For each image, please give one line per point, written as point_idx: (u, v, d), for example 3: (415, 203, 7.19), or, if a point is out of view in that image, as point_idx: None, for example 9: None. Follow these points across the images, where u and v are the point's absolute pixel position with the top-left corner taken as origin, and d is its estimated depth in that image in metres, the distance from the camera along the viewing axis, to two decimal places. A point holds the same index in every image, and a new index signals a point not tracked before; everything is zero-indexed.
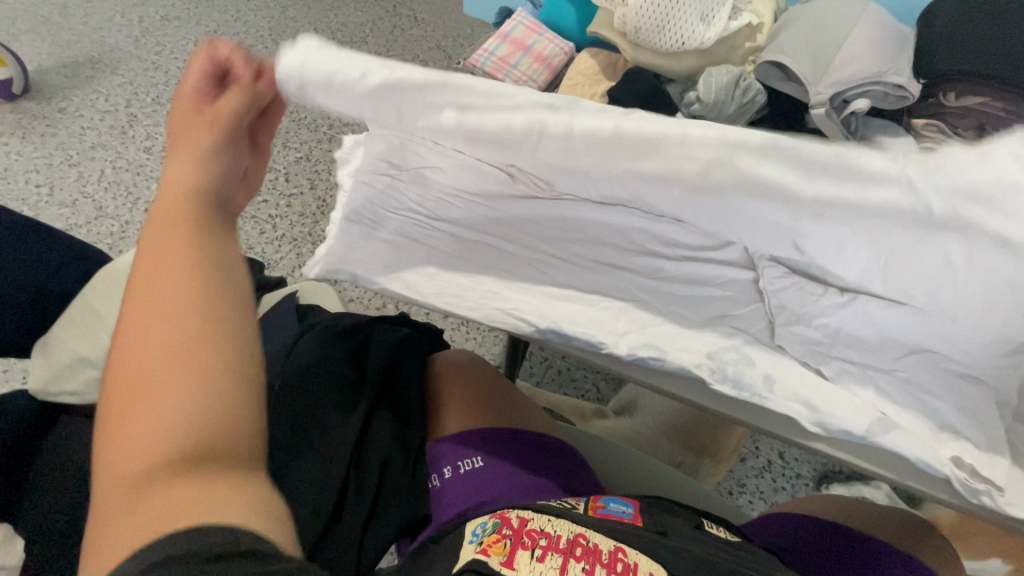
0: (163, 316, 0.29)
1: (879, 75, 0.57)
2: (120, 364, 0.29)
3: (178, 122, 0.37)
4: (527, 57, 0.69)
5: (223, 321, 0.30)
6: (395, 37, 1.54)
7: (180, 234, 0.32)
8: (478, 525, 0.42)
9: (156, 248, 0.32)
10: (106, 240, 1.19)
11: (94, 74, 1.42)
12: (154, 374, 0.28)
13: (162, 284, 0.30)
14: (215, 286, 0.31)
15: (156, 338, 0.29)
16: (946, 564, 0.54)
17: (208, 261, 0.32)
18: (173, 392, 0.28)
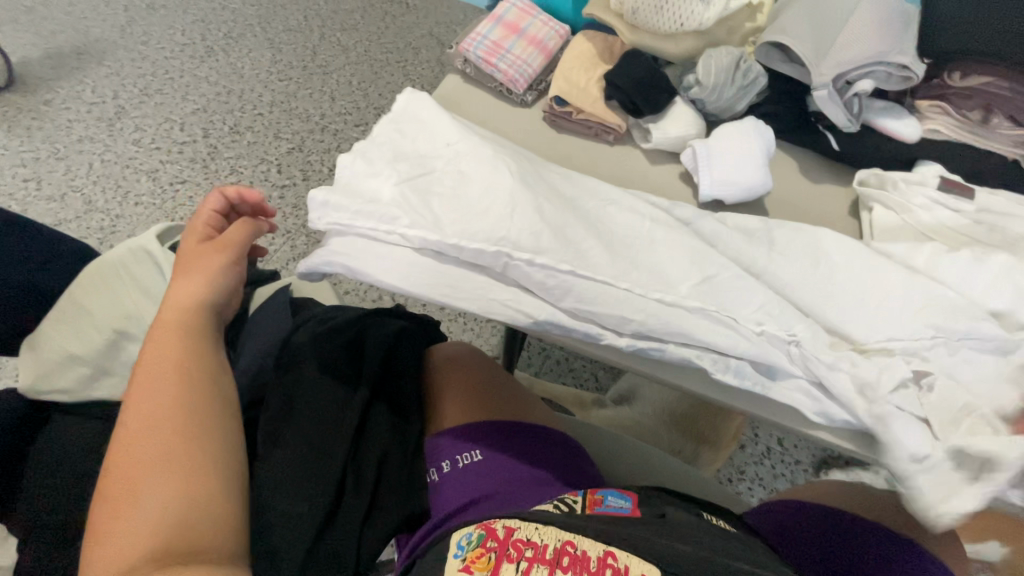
0: (142, 427, 0.39)
1: (882, 56, 0.55)
2: (116, 464, 0.38)
3: (189, 260, 0.48)
4: (520, 40, 0.67)
5: (210, 426, 0.41)
6: (387, 24, 1.51)
7: (177, 346, 0.43)
8: (462, 534, 0.42)
9: (156, 369, 0.42)
10: (96, 234, 1.17)
11: (80, 65, 1.39)
12: (139, 475, 0.37)
13: (140, 401, 0.41)
14: (192, 399, 0.41)
15: (144, 447, 0.38)
16: (948, 549, 0.54)
17: (194, 372, 0.43)
18: (150, 486, 0.37)
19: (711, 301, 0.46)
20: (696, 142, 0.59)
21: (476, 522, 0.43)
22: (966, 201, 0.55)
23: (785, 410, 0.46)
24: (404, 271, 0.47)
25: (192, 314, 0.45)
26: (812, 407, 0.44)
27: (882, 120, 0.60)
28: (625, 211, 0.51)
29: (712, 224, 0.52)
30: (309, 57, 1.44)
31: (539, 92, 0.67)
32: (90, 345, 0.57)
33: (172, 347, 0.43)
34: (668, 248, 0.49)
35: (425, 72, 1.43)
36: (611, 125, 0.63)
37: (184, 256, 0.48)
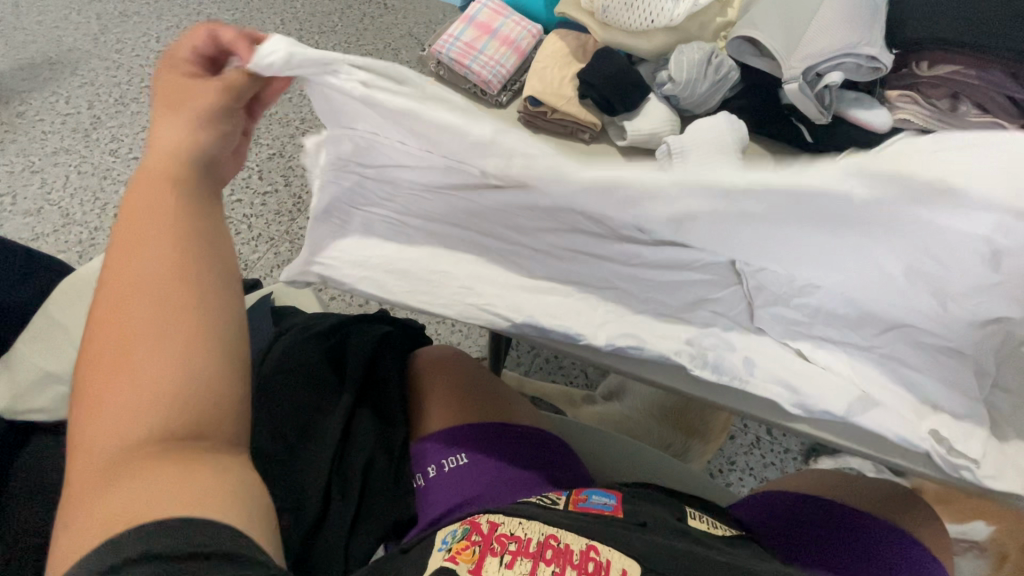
0: (129, 299, 0.34)
1: (850, 48, 0.55)
2: (105, 326, 0.34)
3: (173, 96, 0.39)
4: (493, 41, 0.67)
5: (208, 298, 0.36)
6: (365, 26, 1.49)
7: (161, 206, 0.37)
8: (448, 532, 0.42)
9: (143, 233, 0.36)
10: (76, 247, 1.16)
11: (53, 76, 1.36)
12: (138, 347, 0.33)
13: (130, 265, 0.35)
14: (190, 269, 0.36)
15: (134, 316, 0.34)
16: (931, 531, 0.55)
17: (187, 239, 0.37)
18: (148, 360, 0.33)
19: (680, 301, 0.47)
20: (671, 138, 0.59)
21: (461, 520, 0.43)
22: None
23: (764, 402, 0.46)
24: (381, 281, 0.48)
25: (174, 167, 0.38)
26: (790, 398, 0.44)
27: (853, 111, 0.60)
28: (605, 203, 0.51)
29: None
30: None
31: (514, 92, 0.67)
32: (67, 361, 0.57)
33: (156, 206, 0.37)
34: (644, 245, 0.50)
35: (405, 73, 1.42)
36: (586, 124, 0.63)
37: (166, 89, 0.39)
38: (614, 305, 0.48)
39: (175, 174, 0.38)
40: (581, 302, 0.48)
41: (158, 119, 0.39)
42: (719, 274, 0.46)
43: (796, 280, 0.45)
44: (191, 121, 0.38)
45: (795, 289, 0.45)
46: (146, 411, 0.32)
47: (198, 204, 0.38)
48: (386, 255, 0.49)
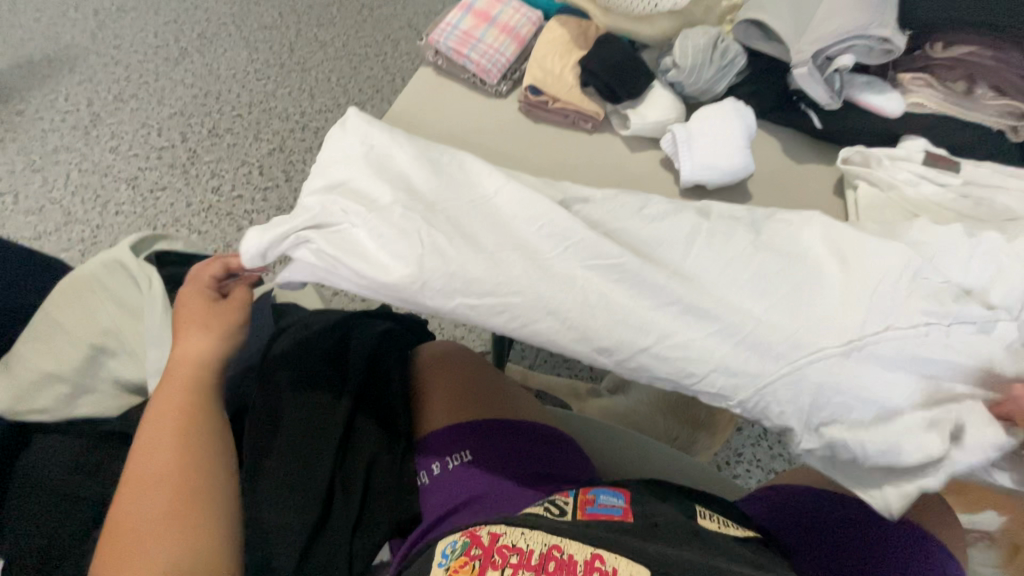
0: (157, 465, 0.44)
1: (862, 30, 0.54)
2: (126, 496, 0.43)
3: (184, 318, 0.49)
4: (492, 29, 0.66)
5: (216, 472, 0.45)
6: (364, 16, 1.48)
7: (176, 416, 0.46)
8: (447, 543, 0.41)
9: (155, 437, 0.45)
10: (78, 246, 1.15)
11: (51, 74, 1.35)
12: (137, 524, 0.41)
13: (141, 458, 0.44)
14: (195, 438, 0.45)
15: (147, 542, 0.41)
16: (945, 525, 0.54)
17: (191, 455, 0.45)
18: (157, 532, 0.41)
19: None
20: (676, 127, 0.58)
21: (460, 530, 0.42)
22: (951, 175, 0.55)
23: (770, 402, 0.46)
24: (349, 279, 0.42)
25: (193, 372, 0.48)
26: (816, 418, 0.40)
27: (865, 96, 0.58)
28: (605, 205, 0.47)
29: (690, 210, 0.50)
30: (286, 54, 1.41)
31: (514, 82, 0.65)
32: (68, 363, 0.56)
33: (178, 400, 0.46)
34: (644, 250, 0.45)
35: (405, 64, 1.40)
36: (588, 113, 0.62)
37: (184, 313, 0.49)
38: None
39: (181, 410, 0.46)
40: None
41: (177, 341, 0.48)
42: None
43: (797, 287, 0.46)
44: (205, 332, 0.48)
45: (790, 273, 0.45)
46: None
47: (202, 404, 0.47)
48: None
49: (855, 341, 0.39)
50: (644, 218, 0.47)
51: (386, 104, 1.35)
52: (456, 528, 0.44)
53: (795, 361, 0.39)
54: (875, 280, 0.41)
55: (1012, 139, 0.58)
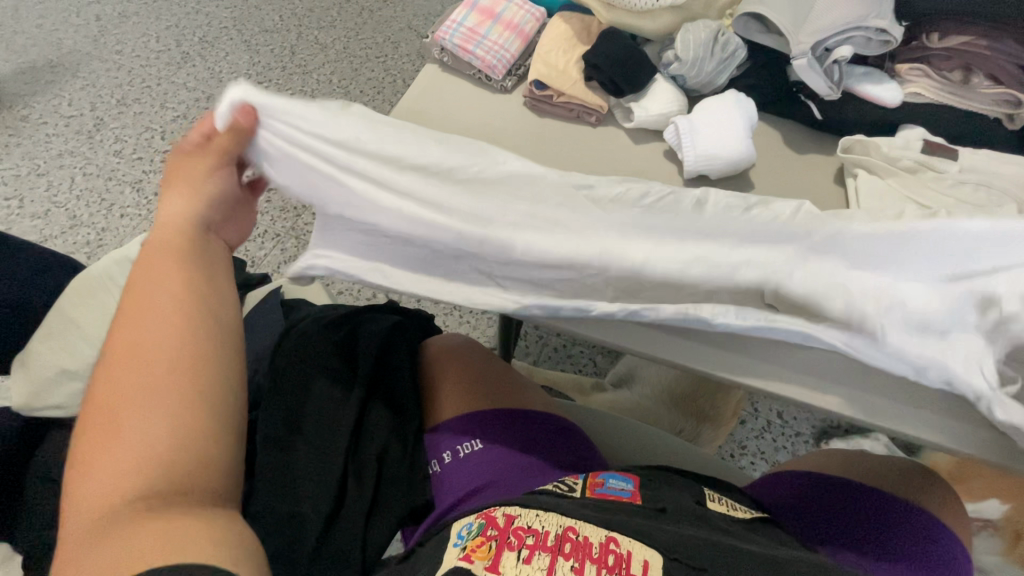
0: (150, 299, 0.38)
1: (861, 21, 0.55)
2: (119, 331, 0.37)
3: (178, 169, 0.43)
4: (496, 25, 0.67)
5: (220, 310, 0.40)
6: (364, 19, 1.49)
7: (168, 257, 0.40)
8: (463, 525, 0.42)
9: (148, 275, 0.39)
10: (84, 249, 1.16)
11: (55, 79, 1.37)
12: (135, 390, 0.34)
13: (137, 295, 0.38)
14: (193, 275, 0.40)
15: (147, 370, 0.35)
16: (948, 507, 0.54)
17: (192, 284, 0.39)
18: (153, 404, 0.34)
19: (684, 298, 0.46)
20: (678, 119, 0.59)
21: (476, 513, 0.43)
22: (948, 163, 0.56)
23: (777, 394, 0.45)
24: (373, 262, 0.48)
25: (190, 224, 0.42)
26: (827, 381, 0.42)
27: (862, 86, 0.60)
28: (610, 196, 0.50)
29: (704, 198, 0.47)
30: (288, 57, 1.42)
31: (518, 78, 0.66)
32: (82, 358, 0.57)
33: (173, 238, 0.41)
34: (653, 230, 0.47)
35: (406, 66, 1.42)
36: (592, 107, 0.62)
37: (178, 166, 0.43)
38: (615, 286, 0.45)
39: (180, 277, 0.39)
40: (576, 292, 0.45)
41: (166, 194, 0.42)
42: None
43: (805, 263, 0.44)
44: (191, 193, 0.42)
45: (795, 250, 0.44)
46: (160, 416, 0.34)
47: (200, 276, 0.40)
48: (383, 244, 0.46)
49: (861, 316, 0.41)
50: None
51: (387, 105, 1.36)
52: (471, 510, 0.45)
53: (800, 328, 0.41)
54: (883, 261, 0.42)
55: (1008, 128, 0.59)
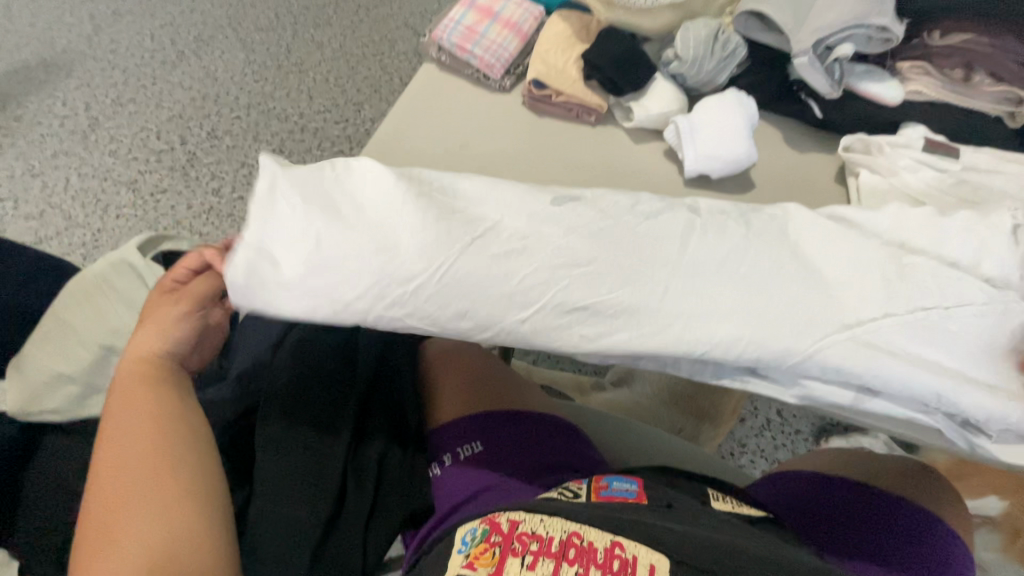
0: (126, 429, 0.42)
1: (861, 19, 0.54)
2: (103, 474, 0.41)
3: (154, 312, 0.47)
4: (494, 24, 0.66)
5: (190, 425, 0.44)
6: (361, 17, 1.48)
7: (141, 386, 0.44)
8: (468, 530, 0.42)
9: (128, 416, 0.43)
10: (79, 250, 1.16)
11: (48, 79, 1.35)
12: (116, 515, 0.39)
13: (115, 437, 0.42)
14: (170, 397, 0.45)
15: (123, 505, 0.39)
16: (950, 505, 0.54)
17: (161, 413, 0.44)
18: (138, 524, 0.39)
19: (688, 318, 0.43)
20: (679, 118, 0.59)
21: (481, 518, 0.43)
22: (950, 162, 0.55)
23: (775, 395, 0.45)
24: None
25: (152, 366, 0.46)
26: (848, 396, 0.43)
27: (864, 85, 0.59)
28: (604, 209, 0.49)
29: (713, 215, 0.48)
30: (284, 56, 1.41)
31: (517, 77, 0.66)
32: (78, 363, 0.56)
33: (139, 362, 0.46)
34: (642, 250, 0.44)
35: (403, 64, 1.41)
36: (592, 106, 0.62)
37: (153, 313, 0.47)
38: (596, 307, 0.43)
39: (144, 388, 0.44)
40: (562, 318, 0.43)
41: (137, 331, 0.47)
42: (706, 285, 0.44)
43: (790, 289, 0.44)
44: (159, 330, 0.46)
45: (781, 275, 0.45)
46: (144, 549, 0.38)
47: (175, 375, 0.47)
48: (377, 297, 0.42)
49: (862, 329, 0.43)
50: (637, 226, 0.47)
51: (384, 104, 1.35)
52: (474, 514, 0.45)
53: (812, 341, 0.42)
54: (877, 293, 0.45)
55: (1008, 125, 0.59)
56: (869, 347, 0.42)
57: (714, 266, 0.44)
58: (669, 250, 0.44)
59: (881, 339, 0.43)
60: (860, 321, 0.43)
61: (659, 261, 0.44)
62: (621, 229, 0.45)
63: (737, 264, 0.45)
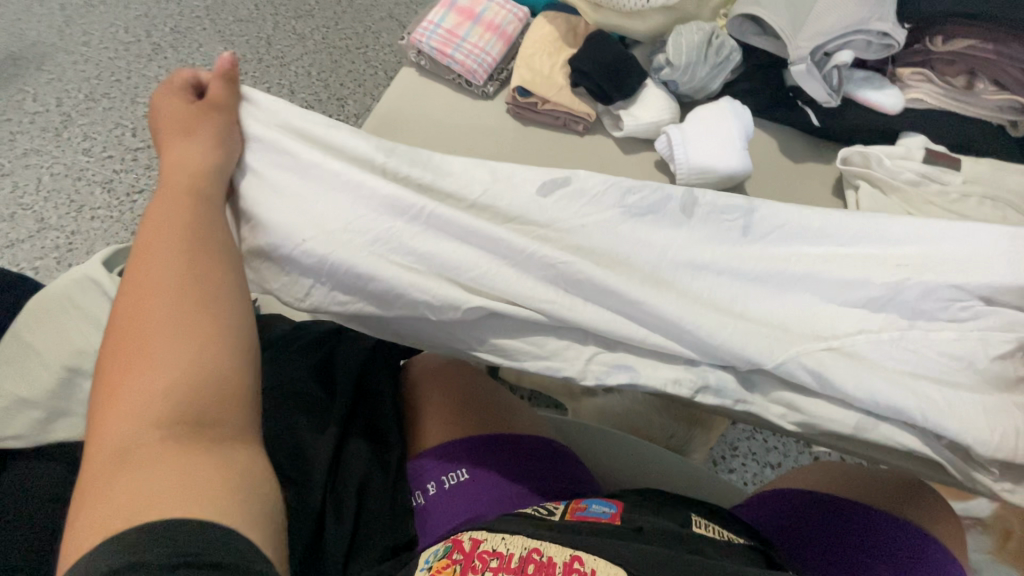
0: (162, 250, 0.38)
1: (862, 24, 0.52)
2: (138, 286, 0.37)
3: (180, 116, 0.45)
4: (476, 27, 0.63)
5: (229, 260, 0.40)
6: (344, 7, 1.43)
7: (176, 207, 0.41)
8: (430, 551, 0.40)
9: (163, 231, 0.40)
10: (53, 253, 1.11)
11: (18, 73, 1.30)
12: (146, 345, 0.35)
13: (147, 258, 0.38)
14: (209, 227, 0.41)
15: (156, 322, 0.36)
16: (946, 524, 0.53)
17: (199, 241, 0.40)
18: (170, 348, 0.35)
19: (673, 332, 0.42)
20: (670, 128, 0.56)
21: (443, 539, 0.41)
22: (951, 173, 0.54)
23: (774, 423, 0.43)
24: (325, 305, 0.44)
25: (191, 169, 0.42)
26: (852, 426, 0.41)
27: (863, 93, 0.57)
28: (584, 185, 0.47)
29: (711, 224, 0.47)
30: (264, 49, 1.36)
31: (501, 82, 0.63)
32: (42, 386, 0.53)
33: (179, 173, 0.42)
34: (624, 244, 0.45)
35: (387, 57, 1.37)
36: (580, 115, 0.59)
37: (175, 114, 0.45)
38: (591, 318, 0.42)
39: (186, 224, 0.40)
40: (562, 343, 0.43)
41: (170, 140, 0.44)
42: (689, 295, 0.44)
43: (769, 294, 0.45)
44: (203, 129, 0.44)
45: (751, 282, 0.45)
46: (178, 376, 0.34)
47: (219, 212, 0.42)
48: (346, 253, 0.42)
49: (836, 343, 0.42)
50: (625, 234, 0.46)
51: (368, 99, 1.31)
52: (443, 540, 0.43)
53: (790, 348, 0.41)
54: (853, 297, 0.45)
55: (1012, 134, 0.58)
56: (848, 357, 0.41)
57: (693, 275, 0.45)
58: (649, 255, 0.45)
59: (858, 351, 0.42)
60: (834, 334, 0.43)
61: (640, 270, 0.44)
62: (609, 211, 0.47)
63: (706, 270, 0.45)
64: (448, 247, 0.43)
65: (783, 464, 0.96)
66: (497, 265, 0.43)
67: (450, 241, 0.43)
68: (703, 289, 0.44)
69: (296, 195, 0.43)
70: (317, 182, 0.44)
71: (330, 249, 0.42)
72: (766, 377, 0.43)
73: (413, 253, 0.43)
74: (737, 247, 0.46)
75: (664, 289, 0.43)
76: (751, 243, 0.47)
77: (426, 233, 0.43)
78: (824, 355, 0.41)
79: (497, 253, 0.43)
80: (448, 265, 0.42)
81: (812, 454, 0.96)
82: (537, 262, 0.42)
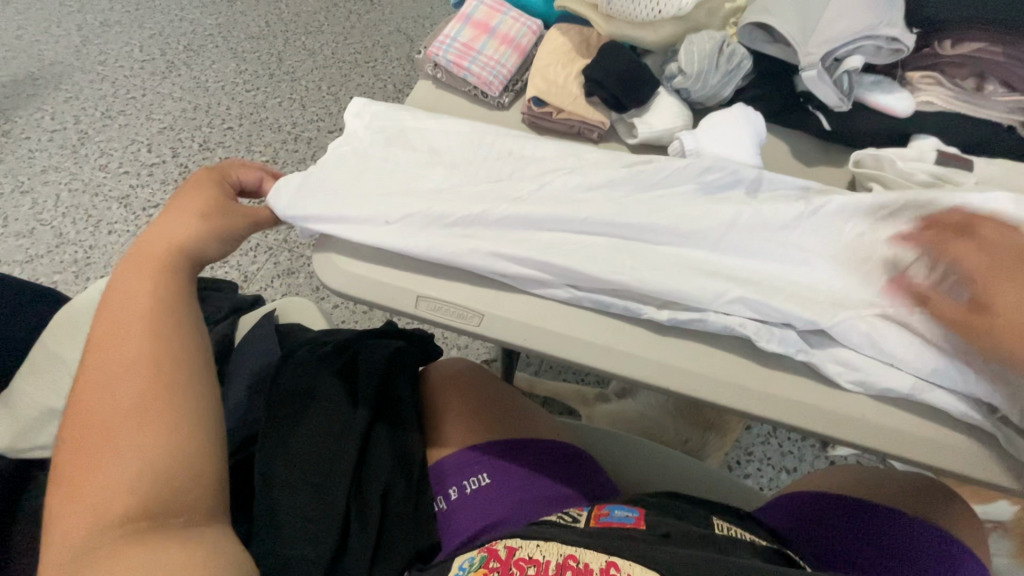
0: (126, 330, 0.40)
1: (871, 30, 0.54)
2: (98, 369, 0.39)
3: (186, 196, 0.46)
4: (491, 40, 0.65)
5: (194, 347, 0.42)
6: (353, 22, 1.46)
7: (144, 289, 0.42)
8: (467, 558, 0.41)
9: (130, 306, 0.41)
10: (72, 268, 1.13)
11: (36, 92, 1.33)
12: (114, 427, 0.37)
13: (112, 337, 0.40)
14: (173, 311, 0.42)
15: (116, 403, 0.38)
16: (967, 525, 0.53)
17: (165, 325, 0.41)
18: (131, 433, 0.37)
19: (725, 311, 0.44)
20: (684, 135, 0.57)
21: (477, 546, 0.42)
22: (965, 174, 0.54)
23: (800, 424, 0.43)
24: (421, 272, 0.48)
25: (174, 255, 0.44)
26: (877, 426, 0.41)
27: (873, 96, 0.59)
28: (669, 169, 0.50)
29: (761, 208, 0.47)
30: (275, 64, 1.39)
31: (515, 93, 0.65)
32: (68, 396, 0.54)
33: (154, 253, 0.43)
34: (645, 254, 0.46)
35: (396, 69, 1.39)
36: (594, 123, 0.60)
37: (180, 198, 0.47)
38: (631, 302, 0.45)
39: (154, 307, 0.41)
40: None
41: (167, 214, 0.46)
42: (729, 279, 0.45)
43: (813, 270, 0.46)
44: (193, 212, 0.45)
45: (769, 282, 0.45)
46: (139, 454, 0.36)
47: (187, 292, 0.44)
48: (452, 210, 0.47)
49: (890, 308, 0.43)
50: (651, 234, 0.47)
51: None
52: (469, 546, 0.44)
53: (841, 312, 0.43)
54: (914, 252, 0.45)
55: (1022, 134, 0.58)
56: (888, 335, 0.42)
57: (746, 249, 0.46)
58: (710, 228, 0.47)
59: (916, 320, 0.42)
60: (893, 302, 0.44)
61: (698, 238, 0.47)
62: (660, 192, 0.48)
63: (753, 253, 0.46)
64: (541, 204, 0.48)
65: (799, 468, 0.95)
66: (569, 220, 0.47)
67: (535, 204, 0.48)
68: (752, 257, 0.46)
69: (408, 168, 0.51)
70: (425, 160, 0.51)
71: (440, 207, 0.47)
72: (820, 338, 0.44)
73: (508, 214, 0.47)
74: (792, 225, 0.47)
75: (710, 266, 0.46)
76: (820, 218, 0.47)
77: (522, 200, 0.48)
78: (872, 330, 0.42)
79: (568, 211, 0.47)
80: (536, 232, 0.47)
81: (828, 458, 0.96)
82: (604, 221, 0.47)
